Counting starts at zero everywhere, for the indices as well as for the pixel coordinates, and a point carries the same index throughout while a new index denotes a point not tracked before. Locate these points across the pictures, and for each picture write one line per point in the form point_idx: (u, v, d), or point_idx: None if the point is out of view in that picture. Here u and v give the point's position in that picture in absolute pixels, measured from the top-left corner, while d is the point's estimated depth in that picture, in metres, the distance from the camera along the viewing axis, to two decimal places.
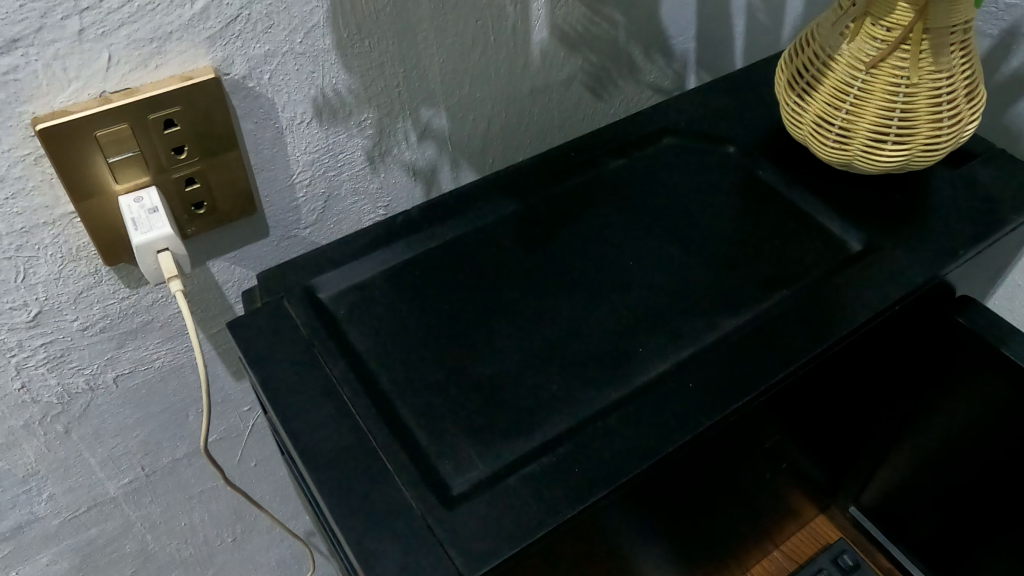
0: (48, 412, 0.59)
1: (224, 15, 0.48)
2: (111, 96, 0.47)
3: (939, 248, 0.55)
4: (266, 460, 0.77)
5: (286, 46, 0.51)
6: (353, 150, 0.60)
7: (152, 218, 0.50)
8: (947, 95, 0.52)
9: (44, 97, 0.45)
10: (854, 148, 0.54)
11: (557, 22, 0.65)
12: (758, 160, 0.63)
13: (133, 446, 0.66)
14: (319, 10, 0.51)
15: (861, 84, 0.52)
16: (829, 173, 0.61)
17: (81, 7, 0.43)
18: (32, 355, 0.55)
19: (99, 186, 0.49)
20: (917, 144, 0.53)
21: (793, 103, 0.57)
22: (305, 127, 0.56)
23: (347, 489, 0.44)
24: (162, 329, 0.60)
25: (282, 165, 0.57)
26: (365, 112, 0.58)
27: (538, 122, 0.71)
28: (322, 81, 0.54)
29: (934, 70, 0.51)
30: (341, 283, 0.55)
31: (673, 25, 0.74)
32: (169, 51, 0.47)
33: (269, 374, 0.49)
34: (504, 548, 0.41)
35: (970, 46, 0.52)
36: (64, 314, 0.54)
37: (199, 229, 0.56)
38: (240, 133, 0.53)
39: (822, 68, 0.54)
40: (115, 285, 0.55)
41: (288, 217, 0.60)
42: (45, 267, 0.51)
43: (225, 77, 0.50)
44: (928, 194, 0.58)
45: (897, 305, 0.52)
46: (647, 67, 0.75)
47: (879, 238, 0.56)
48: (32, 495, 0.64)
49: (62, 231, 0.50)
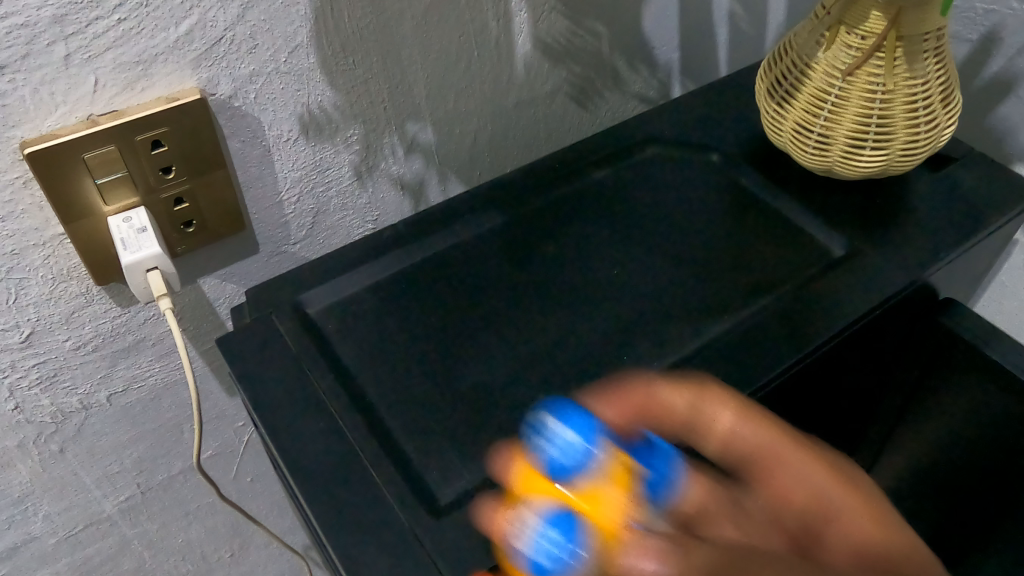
0: (42, 432, 0.59)
1: (208, 37, 0.49)
2: (99, 119, 0.47)
3: (921, 251, 0.55)
4: (262, 475, 0.77)
5: (270, 65, 0.52)
6: (340, 166, 0.60)
7: (141, 237, 0.51)
8: (924, 100, 0.53)
9: (32, 121, 0.45)
10: (833, 154, 0.55)
11: (540, 35, 0.66)
12: (741, 167, 0.63)
13: (128, 464, 0.67)
14: (303, 29, 0.52)
15: (838, 91, 0.53)
16: (810, 179, 0.61)
17: (68, 33, 0.44)
18: (26, 375, 0.55)
19: (88, 208, 0.50)
20: (895, 149, 0.54)
21: (773, 110, 0.58)
22: (291, 145, 0.57)
23: (336, 502, 0.44)
24: (154, 347, 0.60)
25: (270, 183, 0.58)
26: (351, 128, 0.59)
27: (524, 133, 0.72)
28: (307, 99, 0.55)
29: (909, 77, 0.52)
30: (328, 298, 0.56)
31: (656, 36, 0.75)
32: (155, 73, 0.48)
33: (258, 390, 0.49)
34: (488, 556, 0.42)
35: (944, 52, 0.52)
36: (56, 334, 0.55)
37: (189, 247, 0.56)
38: (228, 152, 0.54)
39: (800, 76, 0.55)
40: (106, 305, 0.56)
41: (277, 233, 0.61)
42: (36, 288, 0.52)
43: (211, 97, 0.51)
44: (909, 198, 0.59)
45: (879, 308, 0.53)
46: (632, 77, 0.76)
47: (862, 242, 0.56)
48: (28, 515, 0.65)
49: (53, 252, 0.51)
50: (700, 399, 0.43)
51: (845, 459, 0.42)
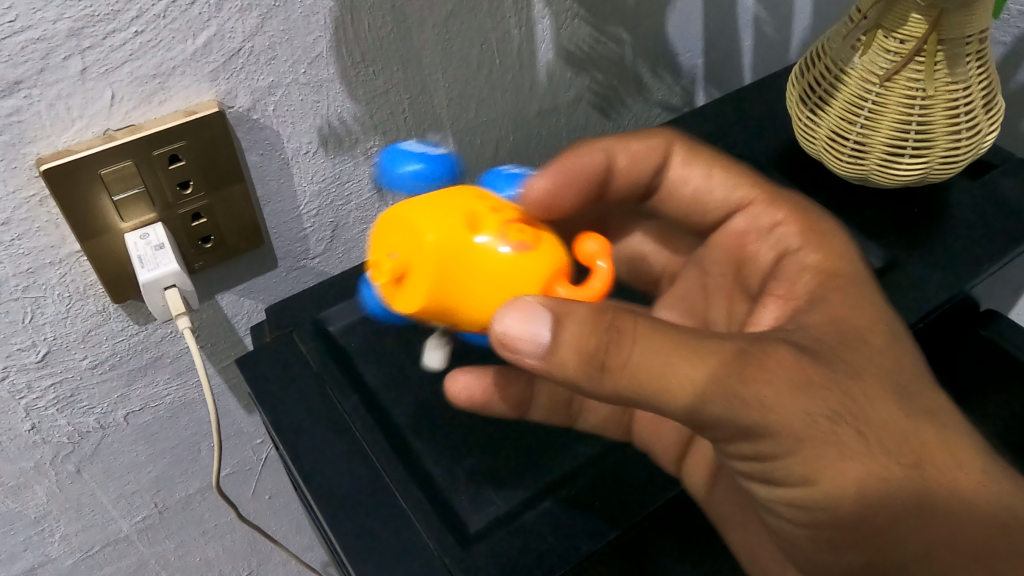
0: (59, 452, 0.58)
1: (226, 48, 0.47)
2: (116, 134, 0.46)
3: (962, 262, 0.53)
4: (280, 493, 0.76)
5: (289, 77, 0.51)
6: (360, 178, 0.59)
7: (158, 254, 0.50)
8: (965, 106, 0.51)
9: (48, 137, 0.44)
10: (870, 162, 0.53)
11: (563, 42, 0.65)
12: (770, 176, 0.62)
13: (145, 483, 0.65)
14: (323, 40, 0.51)
15: (875, 97, 0.51)
16: (843, 188, 0.60)
17: (84, 47, 0.42)
18: (42, 396, 0.54)
19: (104, 226, 0.49)
20: (935, 157, 0.52)
21: (806, 118, 0.56)
22: (311, 158, 0.55)
23: (363, 530, 0.43)
24: (172, 365, 0.59)
25: (288, 197, 0.56)
26: (371, 139, 0.58)
27: (546, 143, 0.70)
28: (327, 111, 0.54)
29: (950, 82, 0.50)
30: (350, 316, 0.55)
31: (680, 42, 0.73)
32: (172, 86, 0.47)
33: (279, 412, 0.48)
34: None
35: (985, 55, 0.51)
36: (72, 353, 0.53)
37: (207, 263, 0.55)
38: (246, 165, 0.53)
39: (834, 81, 0.53)
40: (123, 323, 0.54)
41: (296, 247, 0.60)
42: (53, 306, 0.50)
43: (229, 110, 0.50)
44: (947, 205, 0.57)
45: (933, 312, 0.51)
46: (656, 85, 0.75)
47: (901, 254, 0.54)
48: (45, 536, 0.64)
49: (69, 270, 0.50)
50: (664, 161, 0.54)
51: (664, 345, 0.36)
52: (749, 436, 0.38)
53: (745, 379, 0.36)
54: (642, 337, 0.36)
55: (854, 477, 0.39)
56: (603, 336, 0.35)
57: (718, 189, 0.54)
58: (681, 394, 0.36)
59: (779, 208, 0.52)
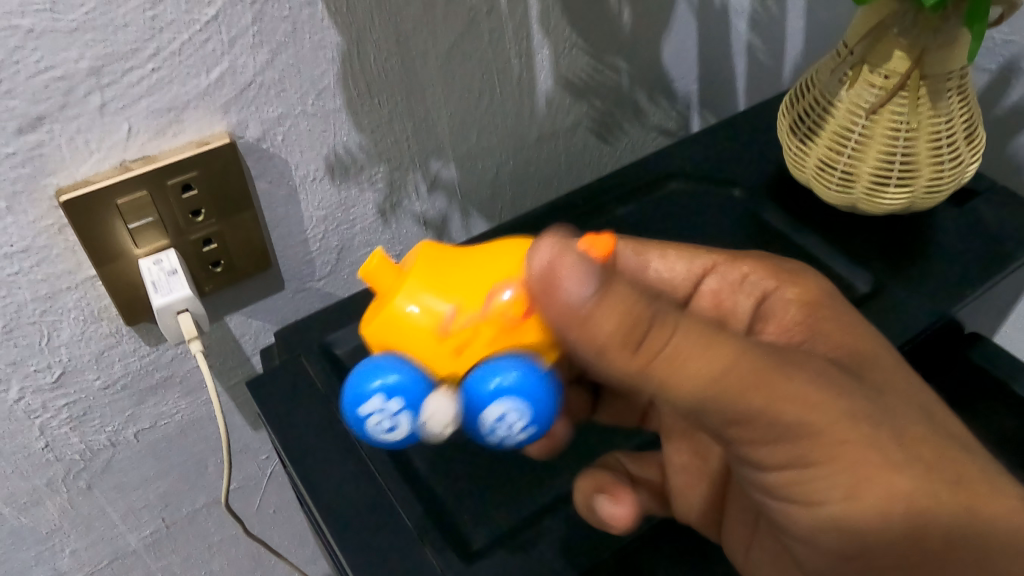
0: (71, 469, 0.60)
1: (237, 82, 0.49)
2: (132, 165, 0.48)
3: (945, 288, 0.55)
4: (284, 507, 0.77)
5: (298, 108, 0.53)
6: (365, 204, 0.61)
7: (172, 280, 0.51)
8: (947, 138, 0.53)
9: (68, 169, 0.46)
10: (857, 190, 0.55)
11: (562, 71, 0.67)
12: (763, 202, 0.64)
13: (154, 499, 0.67)
14: (330, 73, 0.53)
15: (862, 129, 0.53)
16: (832, 214, 0.62)
17: (103, 83, 0.44)
18: (56, 415, 0.56)
19: (119, 253, 0.50)
20: (919, 186, 0.54)
21: (796, 146, 0.58)
22: (317, 184, 0.57)
23: (368, 548, 0.45)
24: (181, 384, 0.61)
25: (295, 222, 0.58)
26: (375, 166, 0.59)
27: (545, 167, 0.72)
28: (334, 139, 0.56)
29: (933, 115, 0.52)
30: (355, 338, 0.57)
31: (675, 69, 0.75)
32: (186, 119, 0.49)
33: (287, 433, 0.50)
34: None
35: (967, 89, 0.53)
36: (86, 373, 0.55)
37: (216, 287, 0.57)
38: (256, 193, 0.55)
39: (823, 113, 0.55)
40: (135, 344, 0.56)
41: (303, 270, 0.62)
42: (68, 329, 0.52)
43: (240, 140, 0.51)
44: (932, 231, 0.59)
45: (921, 335, 0.53)
46: (652, 110, 0.77)
47: (887, 280, 0.56)
48: (55, 551, 0.65)
49: (85, 294, 0.51)
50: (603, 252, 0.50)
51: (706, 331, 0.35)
52: (776, 440, 0.38)
53: (783, 371, 0.37)
54: (684, 325, 0.35)
55: (884, 496, 0.39)
56: (648, 311, 0.34)
57: (678, 266, 0.51)
58: (708, 376, 0.35)
59: (743, 260, 0.50)
